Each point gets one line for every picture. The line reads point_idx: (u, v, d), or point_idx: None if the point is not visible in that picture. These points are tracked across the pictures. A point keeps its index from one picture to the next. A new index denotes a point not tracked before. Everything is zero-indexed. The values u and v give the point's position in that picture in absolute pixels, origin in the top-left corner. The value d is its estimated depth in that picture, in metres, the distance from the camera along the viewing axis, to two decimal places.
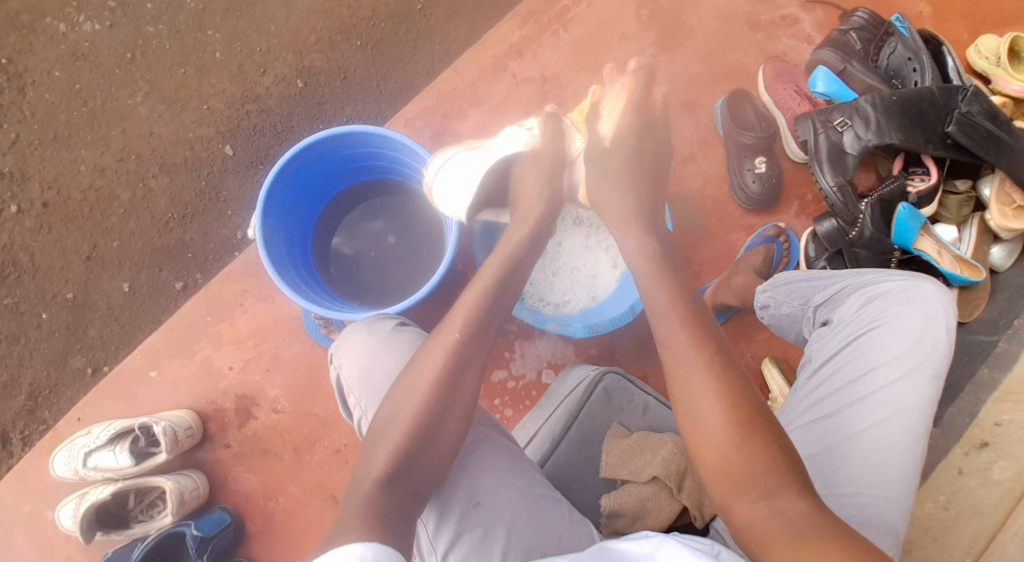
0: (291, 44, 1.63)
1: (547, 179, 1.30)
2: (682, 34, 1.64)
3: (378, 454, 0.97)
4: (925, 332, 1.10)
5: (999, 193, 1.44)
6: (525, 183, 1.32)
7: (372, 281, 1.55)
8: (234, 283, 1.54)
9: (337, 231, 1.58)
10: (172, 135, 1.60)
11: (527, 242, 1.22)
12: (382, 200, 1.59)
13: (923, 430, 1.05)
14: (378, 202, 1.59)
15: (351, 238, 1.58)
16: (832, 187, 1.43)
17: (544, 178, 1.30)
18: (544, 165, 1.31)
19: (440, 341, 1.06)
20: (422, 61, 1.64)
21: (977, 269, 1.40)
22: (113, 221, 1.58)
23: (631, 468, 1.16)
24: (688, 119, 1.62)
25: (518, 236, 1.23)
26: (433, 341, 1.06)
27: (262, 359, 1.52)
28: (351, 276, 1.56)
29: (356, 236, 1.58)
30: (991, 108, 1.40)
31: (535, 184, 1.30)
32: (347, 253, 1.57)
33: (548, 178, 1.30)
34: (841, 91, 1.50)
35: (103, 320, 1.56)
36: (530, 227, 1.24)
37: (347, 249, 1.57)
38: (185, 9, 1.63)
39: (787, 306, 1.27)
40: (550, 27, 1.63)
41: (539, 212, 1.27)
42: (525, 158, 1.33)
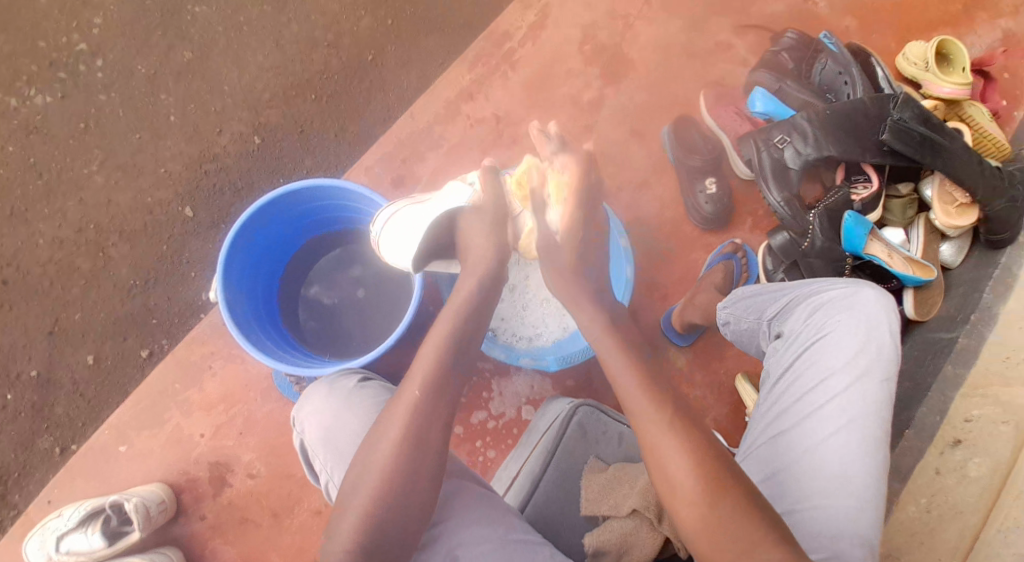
0: (246, 103, 1.64)
1: (491, 234, 1.27)
2: (625, 67, 1.68)
3: (343, 523, 0.97)
4: (870, 336, 1.12)
5: (941, 193, 1.49)
6: (472, 237, 1.27)
7: (350, 327, 1.54)
8: (201, 346, 1.52)
9: (315, 281, 1.58)
10: (130, 201, 1.60)
11: (480, 290, 1.20)
12: (353, 249, 1.59)
13: (881, 433, 1.07)
14: (349, 249, 1.59)
15: (328, 288, 1.57)
16: (779, 202, 1.46)
17: (488, 230, 1.27)
18: (488, 218, 1.28)
19: (402, 401, 1.04)
20: (377, 109, 1.66)
21: (928, 267, 1.43)
22: (74, 293, 1.56)
23: (610, 503, 1.16)
24: (640, 147, 1.65)
25: (467, 287, 1.20)
26: (394, 403, 1.05)
27: (233, 424, 1.50)
28: (331, 325, 1.55)
29: (334, 285, 1.57)
30: (923, 113, 1.44)
31: (481, 236, 1.26)
32: (327, 303, 1.56)
33: (492, 230, 1.27)
34: (779, 109, 1.54)
35: (69, 396, 1.53)
36: (479, 277, 1.21)
37: (326, 299, 1.56)
38: (137, 74, 1.63)
39: (744, 322, 1.30)
40: (498, 68, 1.66)
41: (487, 262, 1.23)
42: (469, 210, 1.29)
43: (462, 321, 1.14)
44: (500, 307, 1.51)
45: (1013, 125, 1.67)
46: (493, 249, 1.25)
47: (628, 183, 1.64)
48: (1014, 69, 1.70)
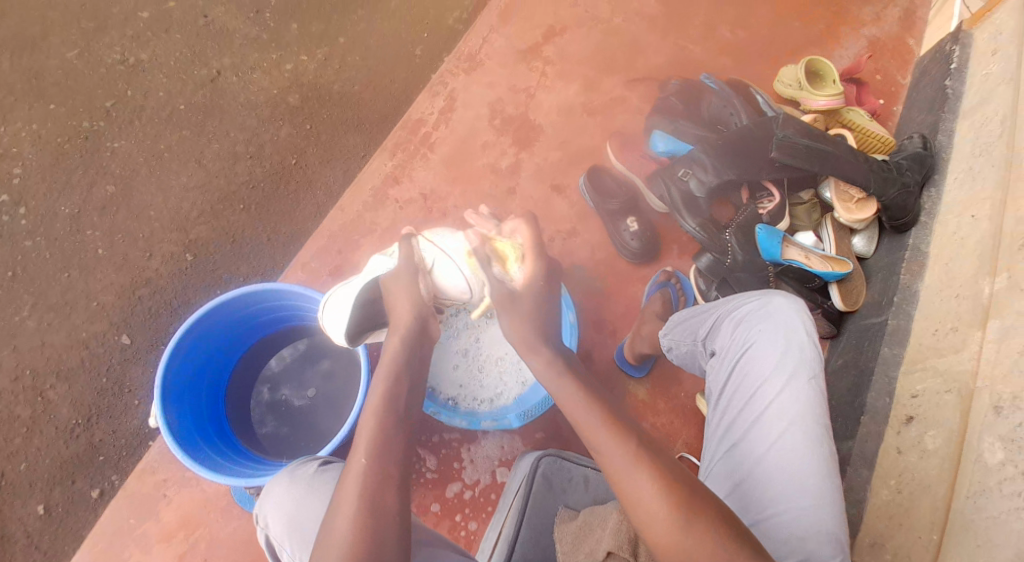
0: (172, 224, 1.67)
1: (411, 296, 1.25)
2: (534, 131, 1.77)
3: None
4: (790, 340, 1.17)
5: (838, 192, 1.60)
6: (395, 302, 1.26)
7: (320, 422, 1.52)
8: (152, 475, 1.49)
9: (284, 385, 1.56)
10: (64, 340, 1.58)
11: (403, 350, 1.20)
12: (313, 347, 1.59)
13: (820, 429, 1.13)
14: (314, 343, 1.59)
15: (299, 389, 1.56)
16: (695, 228, 1.54)
17: (407, 294, 1.25)
18: (403, 277, 1.26)
19: (350, 472, 1.06)
20: (308, 208, 1.70)
21: (844, 262, 1.52)
22: (18, 443, 1.52)
23: (586, 551, 1.14)
24: (561, 200, 1.72)
25: (392, 349, 1.20)
26: (344, 476, 1.06)
27: (198, 549, 1.46)
28: (305, 424, 1.53)
29: (304, 385, 1.56)
30: (803, 127, 1.54)
31: (402, 300, 1.25)
32: (300, 403, 1.55)
33: (410, 294, 1.25)
34: (679, 146, 1.63)
35: (24, 552, 1.47)
36: (401, 335, 1.21)
37: (299, 399, 1.55)
38: (60, 216, 1.66)
39: (682, 346, 1.35)
40: (418, 152, 1.72)
41: (408, 323, 1.22)
42: (388, 277, 1.29)
43: (394, 377, 1.16)
44: (457, 373, 1.53)
45: (895, 119, 1.82)
46: (409, 306, 1.24)
47: (557, 234, 1.70)
48: (885, 73, 1.86)
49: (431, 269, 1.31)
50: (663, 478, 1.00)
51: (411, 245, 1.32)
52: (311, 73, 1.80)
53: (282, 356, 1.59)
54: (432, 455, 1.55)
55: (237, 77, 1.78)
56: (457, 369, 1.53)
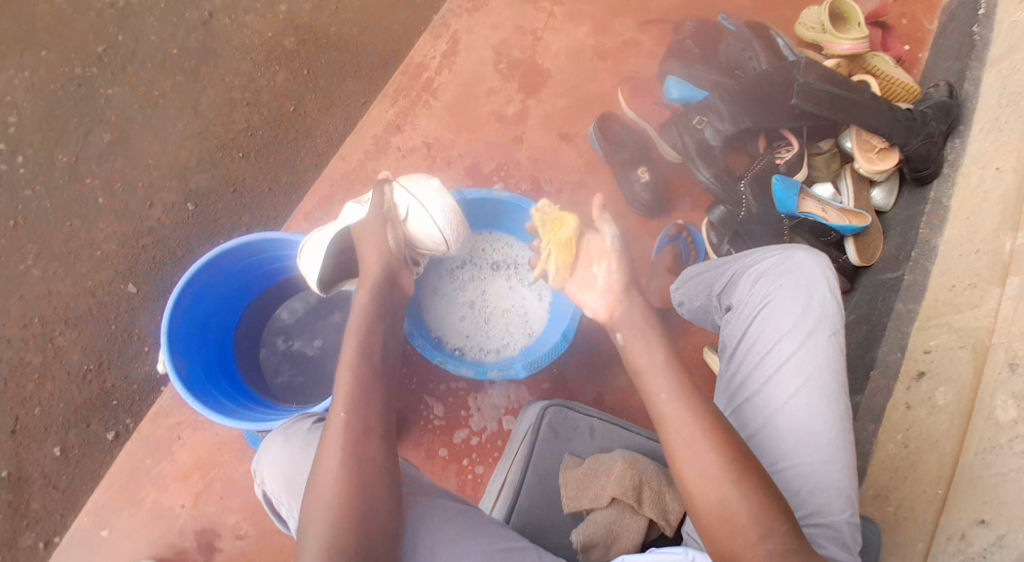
0: (172, 172, 1.65)
1: (380, 247, 1.26)
2: (542, 76, 1.71)
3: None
4: (812, 295, 1.15)
5: (859, 142, 1.54)
6: (365, 255, 1.27)
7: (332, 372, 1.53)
8: (166, 418, 1.51)
9: (295, 335, 1.56)
10: (70, 288, 1.58)
11: (371, 301, 1.21)
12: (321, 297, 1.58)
13: (837, 385, 1.11)
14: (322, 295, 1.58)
15: (309, 338, 1.56)
16: (709, 178, 1.51)
17: (376, 245, 1.26)
18: (374, 229, 1.27)
19: (332, 427, 1.07)
20: (308, 156, 1.67)
21: (861, 215, 1.49)
22: (30, 388, 1.53)
23: (589, 497, 1.21)
24: (569, 149, 1.68)
25: (360, 301, 1.22)
26: (326, 430, 1.08)
27: (213, 489, 1.48)
28: (317, 373, 1.54)
29: (316, 334, 1.56)
30: (825, 73, 1.46)
31: (371, 251, 1.26)
32: (313, 353, 1.55)
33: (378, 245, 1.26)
34: (693, 93, 1.58)
35: (43, 491, 1.48)
36: (367, 289, 1.22)
37: (312, 349, 1.55)
38: (58, 164, 1.63)
39: (697, 300, 1.33)
40: (420, 98, 1.68)
41: (376, 274, 1.24)
42: (359, 227, 1.29)
43: (371, 322, 1.18)
44: (464, 325, 1.52)
45: (919, 66, 1.74)
46: (377, 258, 1.25)
47: (566, 184, 1.66)
48: (910, 17, 1.78)
49: (406, 220, 1.31)
50: (688, 425, 0.98)
51: (384, 194, 1.31)
52: (309, 15, 1.75)
53: (293, 307, 1.58)
54: (439, 403, 1.56)
55: (232, 20, 1.73)
56: (464, 321, 1.52)
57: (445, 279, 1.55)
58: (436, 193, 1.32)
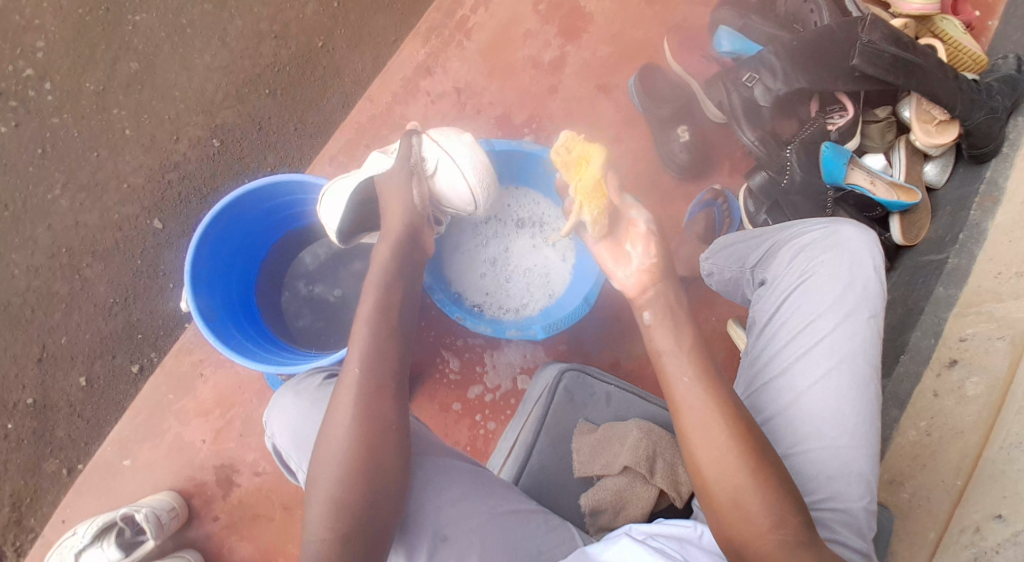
0: (198, 106, 1.62)
1: (404, 199, 1.23)
2: (583, 21, 1.63)
3: (312, 512, 0.99)
4: (855, 275, 1.11)
5: (918, 112, 1.45)
6: (389, 207, 1.24)
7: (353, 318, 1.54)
8: (190, 354, 1.53)
9: (316, 280, 1.56)
10: (97, 220, 1.58)
11: (394, 253, 1.18)
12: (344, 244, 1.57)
13: (870, 369, 1.08)
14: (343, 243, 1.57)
15: (331, 285, 1.56)
16: (753, 141, 1.43)
17: (400, 196, 1.23)
18: (398, 182, 1.23)
19: (346, 381, 1.06)
20: (335, 96, 1.62)
21: (912, 191, 1.41)
22: (57, 318, 1.56)
23: (602, 463, 1.21)
24: (606, 102, 1.61)
25: (381, 252, 1.19)
26: (339, 384, 1.07)
27: (233, 426, 1.52)
28: (339, 319, 1.54)
29: (338, 281, 1.56)
30: (892, 32, 1.37)
31: (396, 202, 1.23)
32: (334, 299, 1.55)
33: (403, 197, 1.22)
34: (747, 46, 1.50)
35: (68, 419, 1.54)
36: (391, 241, 1.19)
37: (334, 295, 1.55)
38: (84, 93, 1.61)
39: (727, 272, 1.28)
40: (453, 39, 1.61)
41: (399, 227, 1.21)
42: (382, 177, 1.25)
43: (392, 276, 1.15)
44: (484, 282, 1.50)
45: (988, 35, 1.61)
46: (402, 212, 1.22)
47: (600, 141, 1.60)
48: None
49: (433, 175, 1.28)
50: (701, 410, 0.95)
51: (412, 145, 1.27)
52: None
53: (316, 252, 1.57)
54: (455, 357, 1.56)
55: None
56: (484, 278, 1.51)
57: (467, 235, 1.52)
58: (466, 147, 1.28)
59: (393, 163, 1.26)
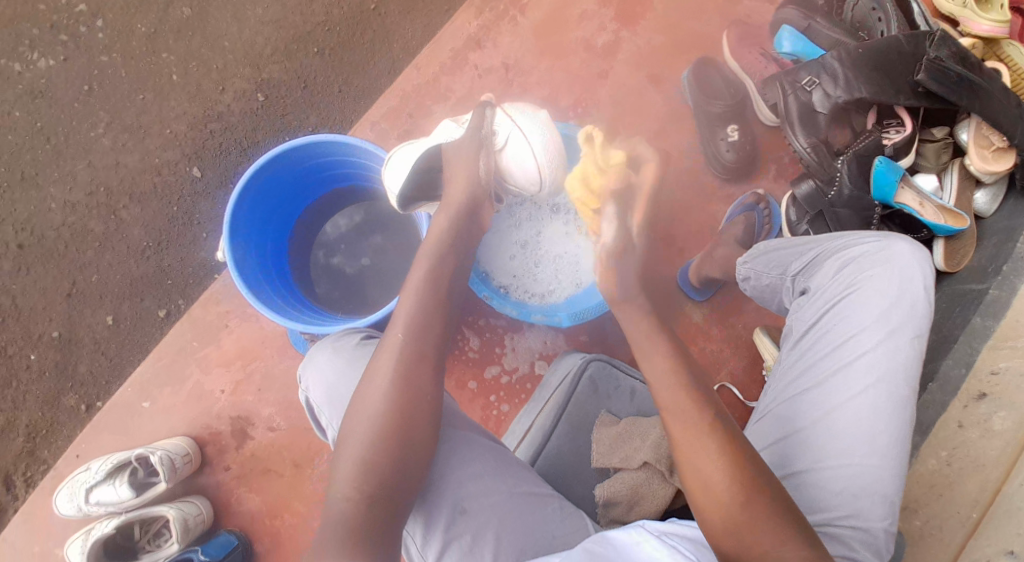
0: (247, 58, 1.61)
1: (466, 173, 1.23)
2: (641, 9, 1.60)
3: (340, 470, 1.00)
4: (903, 292, 1.09)
5: (977, 136, 1.40)
6: (453, 176, 1.24)
7: (368, 291, 1.53)
8: (216, 304, 1.53)
9: (337, 251, 1.56)
10: (137, 162, 1.59)
11: (449, 227, 1.20)
12: (373, 216, 1.57)
13: (907, 390, 1.06)
14: (371, 215, 1.57)
15: (350, 257, 1.56)
16: (805, 147, 1.40)
17: (466, 167, 1.23)
18: (467, 157, 1.23)
19: (388, 347, 1.07)
20: (382, 62, 1.61)
21: (961, 216, 1.37)
22: (90, 255, 1.57)
23: (621, 455, 1.19)
24: (656, 94, 1.58)
25: (437, 225, 1.20)
26: (380, 348, 1.08)
27: (252, 380, 1.52)
28: (355, 291, 1.54)
29: (357, 255, 1.56)
30: (960, 51, 1.35)
31: (461, 173, 1.23)
32: (349, 272, 1.55)
33: (468, 168, 1.23)
34: (808, 47, 1.45)
35: (92, 356, 1.56)
36: (450, 214, 1.21)
37: (349, 268, 1.55)
38: (136, 33, 1.61)
39: (766, 277, 1.26)
40: (507, 14, 1.59)
41: (460, 198, 1.22)
42: (450, 147, 1.26)
43: (446, 251, 1.17)
44: (513, 265, 1.50)
45: None
46: (465, 185, 1.22)
47: (645, 133, 1.58)
48: None
49: (501, 151, 1.28)
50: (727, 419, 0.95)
51: (484, 116, 1.26)
52: None
53: (337, 223, 1.58)
54: (476, 335, 1.56)
55: None
56: (514, 260, 1.50)
57: (501, 216, 1.51)
58: (539, 124, 1.26)
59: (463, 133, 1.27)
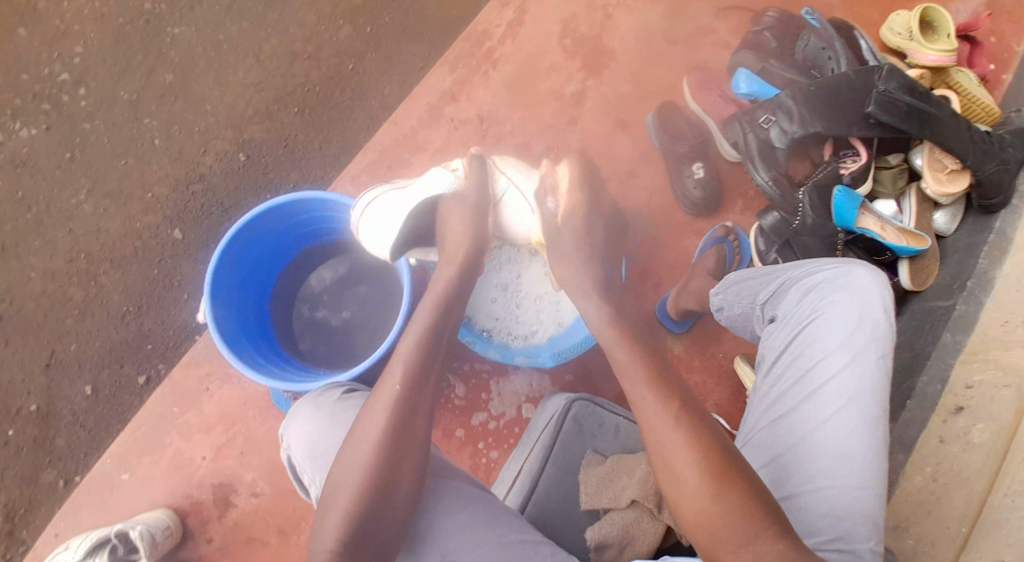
0: (228, 120, 1.65)
1: (467, 223, 1.30)
2: (606, 57, 1.67)
3: (326, 524, 1.00)
4: (864, 315, 1.12)
5: (930, 160, 1.47)
6: (453, 225, 1.31)
7: (353, 345, 1.54)
8: (196, 368, 1.53)
9: (322, 305, 1.57)
10: (118, 227, 1.60)
11: (455, 279, 1.25)
12: (358, 266, 1.59)
13: (878, 410, 1.08)
14: (355, 267, 1.59)
15: (336, 309, 1.57)
16: (767, 181, 1.44)
17: (469, 219, 1.31)
18: (468, 207, 1.31)
19: (382, 399, 1.08)
20: (361, 118, 1.66)
21: (921, 237, 1.42)
22: (69, 324, 1.57)
23: (609, 496, 1.20)
24: (625, 137, 1.64)
25: (444, 278, 1.25)
26: (373, 400, 1.09)
27: (234, 444, 1.51)
28: (341, 348, 1.54)
29: (343, 306, 1.57)
30: (908, 83, 1.42)
31: (462, 224, 1.30)
32: (336, 325, 1.56)
33: (473, 219, 1.30)
34: (763, 89, 1.51)
35: (70, 428, 1.54)
36: (457, 266, 1.26)
37: (336, 321, 1.56)
38: (118, 100, 1.65)
39: (737, 307, 1.29)
40: (480, 68, 1.65)
41: (463, 251, 1.28)
42: (450, 197, 1.32)
43: (450, 305, 1.21)
44: (495, 308, 1.51)
45: (1002, 88, 1.65)
46: (467, 236, 1.29)
47: (616, 175, 1.63)
48: (999, 35, 1.68)
49: (499, 202, 1.40)
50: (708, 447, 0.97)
51: (482, 168, 1.37)
52: None
53: (322, 275, 1.59)
54: (461, 382, 1.56)
55: None
56: (495, 303, 1.52)
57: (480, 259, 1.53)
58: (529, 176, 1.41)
59: (463, 183, 1.34)
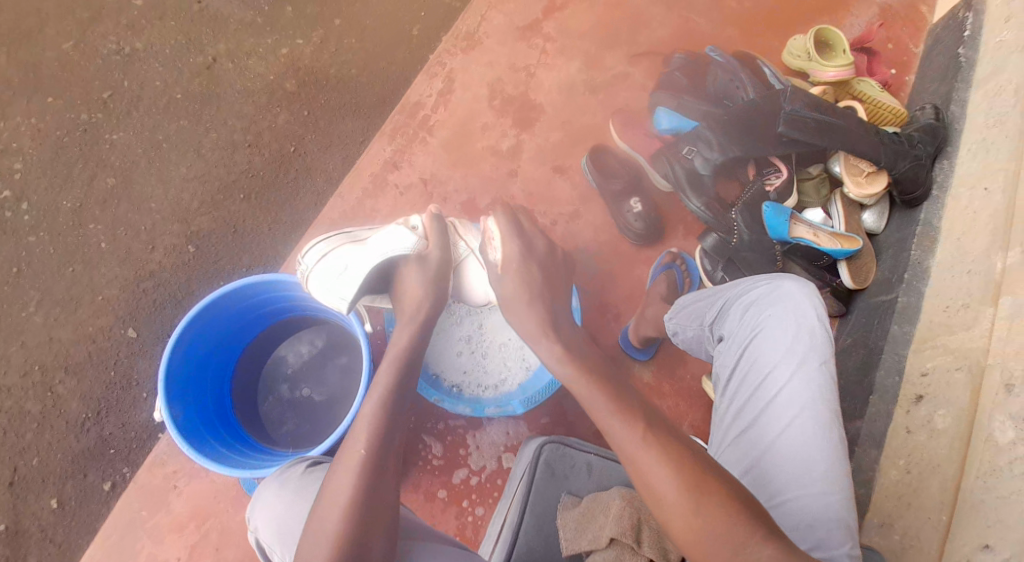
0: (174, 215, 1.68)
1: (425, 289, 1.34)
2: (534, 112, 1.73)
3: None
4: (801, 325, 1.14)
5: (848, 167, 1.55)
6: (410, 289, 1.34)
7: (333, 419, 1.53)
8: (161, 465, 1.50)
9: (304, 382, 1.56)
10: (71, 334, 1.60)
11: (415, 343, 1.27)
12: (333, 341, 1.59)
13: (830, 414, 1.10)
14: (332, 339, 1.59)
15: (319, 386, 1.56)
16: (700, 207, 1.51)
17: (428, 285, 1.34)
18: (429, 271, 1.35)
19: (346, 464, 1.08)
20: (308, 196, 1.69)
21: (852, 238, 1.50)
22: (29, 438, 1.55)
23: (588, 538, 1.16)
24: (563, 182, 1.69)
25: (405, 340, 1.27)
26: (337, 468, 1.09)
27: (210, 538, 1.47)
28: (324, 424, 1.53)
29: (323, 382, 1.56)
30: (813, 100, 1.48)
31: (421, 290, 1.33)
32: (316, 400, 1.55)
33: (433, 285, 1.34)
34: (683, 123, 1.59)
35: (40, 544, 1.50)
36: (416, 329, 1.29)
37: (316, 396, 1.55)
38: (61, 211, 1.67)
39: (689, 331, 1.32)
40: (417, 136, 1.70)
41: (420, 315, 1.31)
42: (410, 261, 1.35)
43: (405, 369, 1.22)
44: (462, 361, 1.53)
45: (907, 89, 1.76)
46: (427, 299, 1.32)
47: (560, 218, 1.67)
48: (896, 40, 1.79)
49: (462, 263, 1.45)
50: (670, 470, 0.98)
51: (441, 235, 1.39)
52: (308, 58, 1.79)
53: (299, 350, 1.59)
54: (437, 441, 1.56)
55: (233, 65, 1.78)
56: (461, 356, 1.54)
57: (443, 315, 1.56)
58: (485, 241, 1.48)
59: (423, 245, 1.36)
